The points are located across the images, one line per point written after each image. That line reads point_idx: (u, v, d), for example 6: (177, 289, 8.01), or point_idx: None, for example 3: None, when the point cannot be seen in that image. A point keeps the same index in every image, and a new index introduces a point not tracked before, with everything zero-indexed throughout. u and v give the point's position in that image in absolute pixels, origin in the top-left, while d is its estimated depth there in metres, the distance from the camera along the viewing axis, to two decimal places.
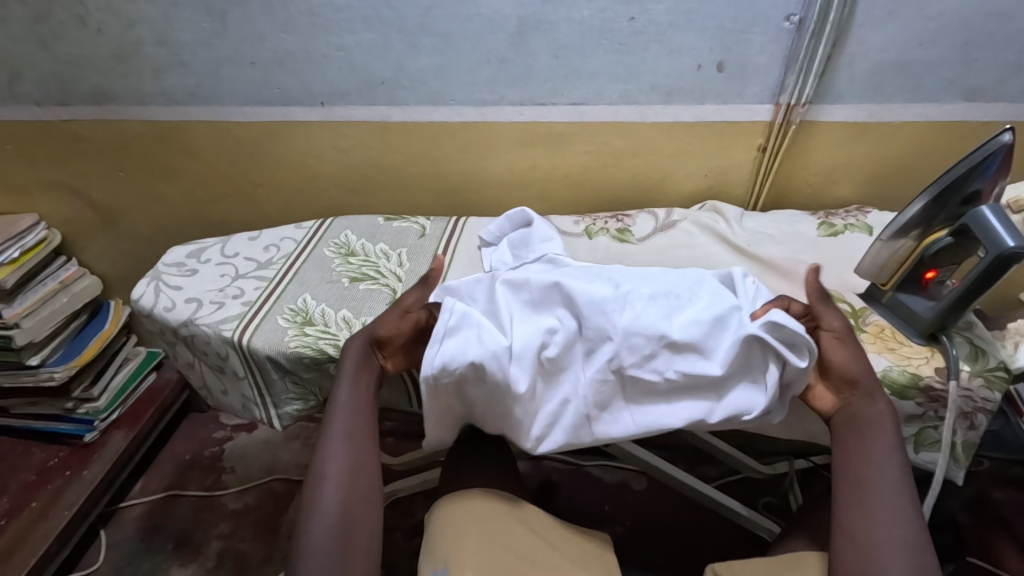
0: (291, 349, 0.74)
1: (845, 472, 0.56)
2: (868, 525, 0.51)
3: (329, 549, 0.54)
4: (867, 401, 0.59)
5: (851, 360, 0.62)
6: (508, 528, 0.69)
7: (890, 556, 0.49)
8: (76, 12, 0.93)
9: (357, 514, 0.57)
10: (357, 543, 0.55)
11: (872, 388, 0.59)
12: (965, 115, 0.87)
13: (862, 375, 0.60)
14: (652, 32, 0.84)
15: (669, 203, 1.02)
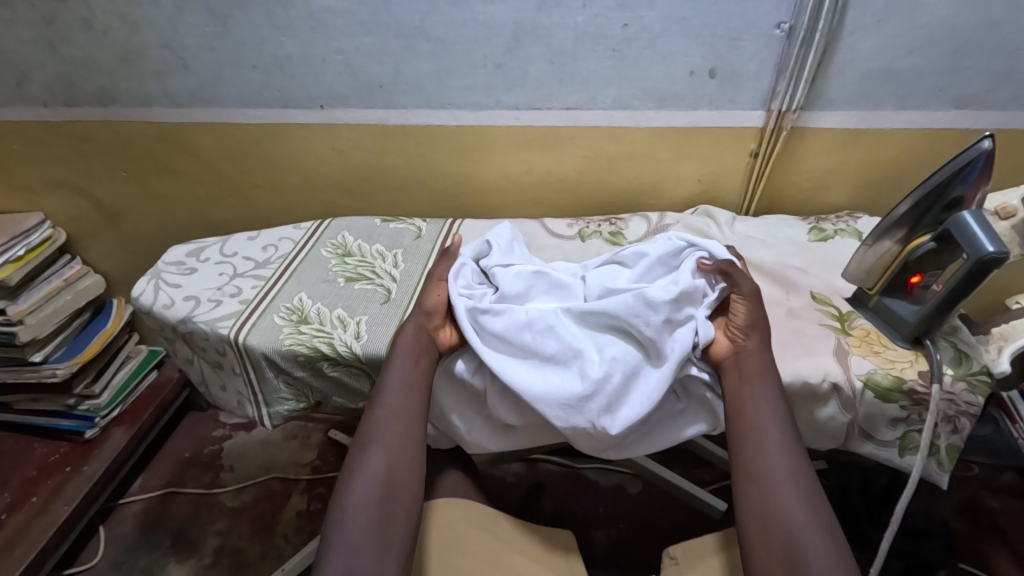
0: (286, 347, 0.76)
1: (735, 418, 0.62)
2: (770, 472, 0.57)
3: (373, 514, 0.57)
4: (749, 354, 0.64)
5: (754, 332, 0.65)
6: (468, 532, 0.69)
7: (784, 495, 0.56)
8: (82, 15, 0.95)
9: (400, 483, 0.60)
10: (398, 507, 0.59)
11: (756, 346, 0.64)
12: (956, 123, 0.88)
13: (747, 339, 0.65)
14: (645, 38, 0.85)
15: (663, 207, 1.04)
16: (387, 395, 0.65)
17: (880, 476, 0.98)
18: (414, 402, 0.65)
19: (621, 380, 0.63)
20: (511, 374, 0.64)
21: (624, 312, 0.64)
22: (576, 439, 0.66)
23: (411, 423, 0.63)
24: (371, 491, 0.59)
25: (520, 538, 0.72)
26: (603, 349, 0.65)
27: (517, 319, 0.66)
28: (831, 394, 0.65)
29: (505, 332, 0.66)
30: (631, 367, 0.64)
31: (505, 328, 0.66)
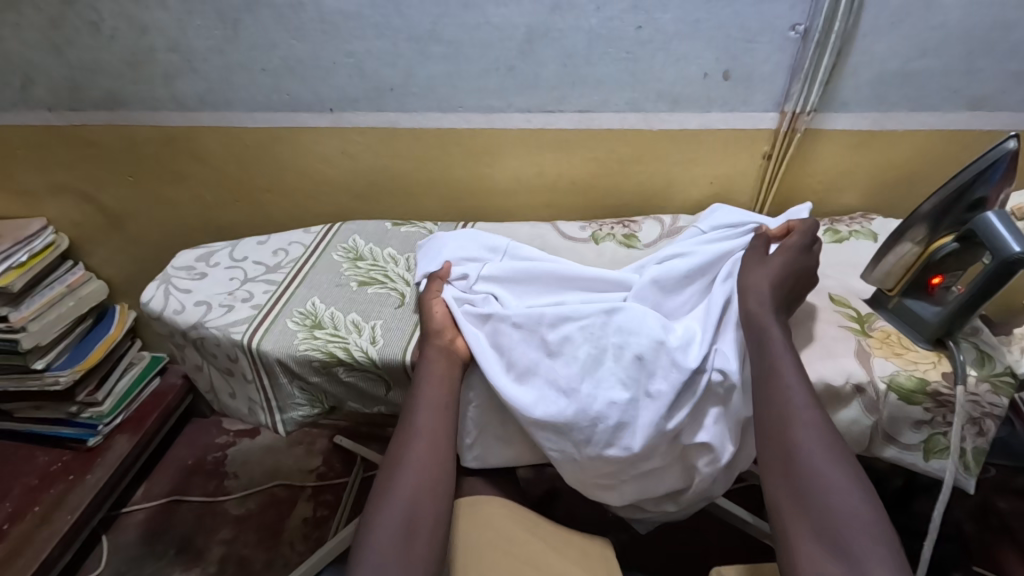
0: (300, 352, 0.75)
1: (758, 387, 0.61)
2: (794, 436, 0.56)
3: (397, 532, 0.56)
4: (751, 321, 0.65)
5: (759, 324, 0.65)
6: (491, 529, 0.68)
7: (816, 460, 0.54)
8: (90, 19, 0.94)
9: (425, 502, 0.59)
10: (424, 526, 0.58)
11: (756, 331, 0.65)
12: (970, 124, 0.88)
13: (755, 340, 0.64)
14: (660, 40, 0.85)
15: (675, 210, 1.03)
16: (421, 416, 0.64)
17: (895, 478, 0.97)
18: (448, 422, 0.64)
19: (613, 426, 0.63)
20: (514, 391, 0.66)
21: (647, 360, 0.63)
22: (564, 469, 0.68)
23: (443, 444, 0.63)
24: (399, 509, 0.58)
25: (555, 537, 0.71)
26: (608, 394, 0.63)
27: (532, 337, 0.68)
28: (854, 396, 0.65)
29: (516, 347, 0.68)
30: (625, 413, 0.63)
31: (518, 342, 0.68)
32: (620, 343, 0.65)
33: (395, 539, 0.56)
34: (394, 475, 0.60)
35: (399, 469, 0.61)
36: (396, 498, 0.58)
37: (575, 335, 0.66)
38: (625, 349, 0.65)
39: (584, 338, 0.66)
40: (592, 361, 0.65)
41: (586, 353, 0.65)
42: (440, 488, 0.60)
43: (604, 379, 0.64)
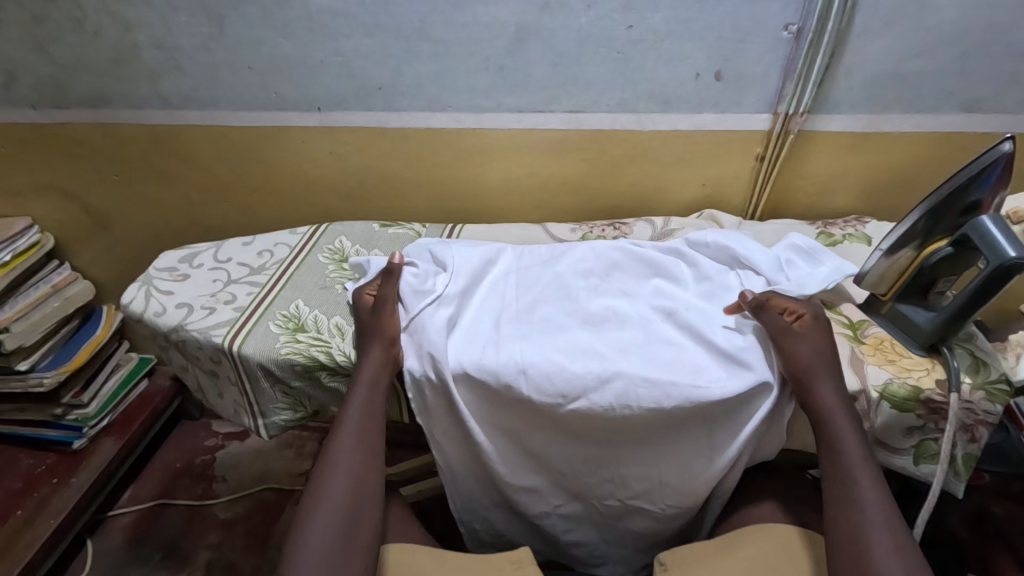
0: (282, 356, 0.73)
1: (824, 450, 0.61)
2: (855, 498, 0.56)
3: (331, 540, 0.59)
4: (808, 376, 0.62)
5: (807, 343, 0.63)
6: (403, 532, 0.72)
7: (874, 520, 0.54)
8: (73, 15, 0.92)
9: (359, 512, 0.62)
10: (359, 537, 0.61)
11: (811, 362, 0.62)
12: (965, 127, 0.87)
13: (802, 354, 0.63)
14: (651, 40, 0.83)
15: (667, 212, 1.02)
16: (350, 418, 0.67)
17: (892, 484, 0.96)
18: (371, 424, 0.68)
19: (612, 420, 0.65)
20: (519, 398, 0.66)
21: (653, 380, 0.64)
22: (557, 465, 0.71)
23: (367, 443, 0.66)
24: (333, 520, 0.60)
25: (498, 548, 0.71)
26: (606, 387, 0.64)
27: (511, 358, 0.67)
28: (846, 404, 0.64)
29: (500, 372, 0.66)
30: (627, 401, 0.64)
31: (500, 367, 0.66)
32: (608, 358, 0.66)
33: (330, 546, 0.58)
34: (322, 481, 0.63)
35: (328, 478, 0.63)
36: (328, 510, 0.61)
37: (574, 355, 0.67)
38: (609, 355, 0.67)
39: (576, 352, 0.68)
40: (574, 360, 0.67)
41: (563, 359, 0.67)
42: (372, 494, 0.64)
43: (603, 364, 0.66)
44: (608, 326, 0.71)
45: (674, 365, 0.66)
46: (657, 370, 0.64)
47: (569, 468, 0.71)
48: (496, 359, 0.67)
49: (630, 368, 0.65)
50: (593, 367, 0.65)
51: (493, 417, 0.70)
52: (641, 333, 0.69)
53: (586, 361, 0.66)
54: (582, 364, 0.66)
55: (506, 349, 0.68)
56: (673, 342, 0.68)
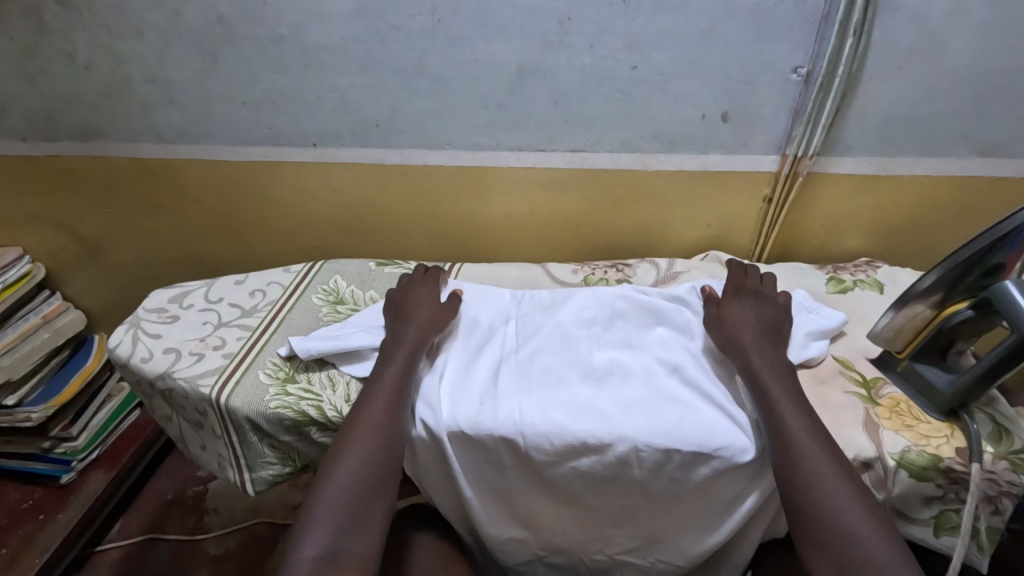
0: (271, 410, 0.69)
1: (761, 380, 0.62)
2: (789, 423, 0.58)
3: (353, 489, 0.58)
4: (731, 327, 0.69)
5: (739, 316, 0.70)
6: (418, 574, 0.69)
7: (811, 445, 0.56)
8: (65, 49, 0.91)
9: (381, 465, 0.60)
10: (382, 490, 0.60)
11: (728, 322, 0.69)
12: (978, 171, 0.85)
13: (730, 321, 0.69)
14: (655, 80, 0.81)
15: (671, 252, 1.00)
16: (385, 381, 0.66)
17: None
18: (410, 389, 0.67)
19: (614, 471, 0.64)
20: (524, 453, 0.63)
21: (644, 435, 0.61)
22: (552, 517, 0.70)
23: (402, 405, 0.65)
24: (358, 470, 0.60)
25: None
26: (609, 449, 0.62)
27: (509, 414, 0.64)
28: (861, 471, 0.60)
29: (498, 431, 0.63)
30: (626, 459, 0.62)
31: (496, 425, 0.63)
32: (611, 415, 0.63)
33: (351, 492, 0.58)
34: (351, 434, 0.62)
35: (358, 430, 0.62)
36: (353, 460, 0.60)
37: (578, 411, 0.64)
38: (614, 413, 0.64)
39: (580, 410, 0.64)
40: (576, 418, 0.63)
41: (565, 416, 0.63)
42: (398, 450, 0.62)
43: (607, 425, 0.62)
44: (615, 380, 0.67)
45: (665, 410, 0.63)
46: (640, 414, 0.63)
47: (566, 522, 0.70)
48: (494, 418, 0.64)
49: (613, 414, 0.64)
50: (596, 428, 0.62)
51: (491, 474, 0.67)
52: (637, 380, 0.67)
53: (587, 419, 0.63)
54: (579, 419, 0.63)
55: (504, 407, 0.65)
56: (670, 387, 0.66)
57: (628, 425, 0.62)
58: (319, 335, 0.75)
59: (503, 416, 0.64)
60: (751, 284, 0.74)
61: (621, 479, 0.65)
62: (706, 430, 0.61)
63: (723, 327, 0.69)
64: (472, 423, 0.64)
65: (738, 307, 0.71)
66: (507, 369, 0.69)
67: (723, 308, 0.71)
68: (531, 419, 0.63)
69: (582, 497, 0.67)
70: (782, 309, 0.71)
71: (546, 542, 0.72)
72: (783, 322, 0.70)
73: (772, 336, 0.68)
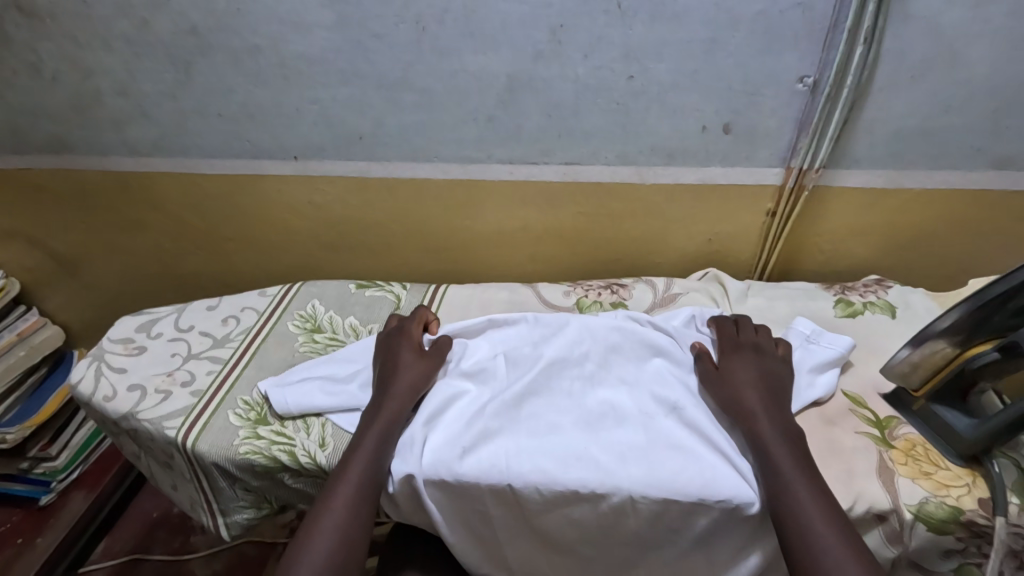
0: (240, 456, 0.65)
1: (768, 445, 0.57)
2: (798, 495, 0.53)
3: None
4: (731, 385, 0.63)
5: (740, 370, 0.65)
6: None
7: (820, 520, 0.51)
8: (27, 59, 0.85)
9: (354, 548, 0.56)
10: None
11: (728, 378, 0.64)
12: (996, 184, 0.80)
13: (730, 376, 0.64)
14: (653, 91, 0.76)
15: (670, 267, 0.95)
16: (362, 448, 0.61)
17: None
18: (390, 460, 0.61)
19: (608, 520, 0.59)
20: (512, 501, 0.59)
21: (641, 488, 0.57)
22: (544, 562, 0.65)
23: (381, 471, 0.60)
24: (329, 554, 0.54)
25: None
26: (603, 499, 0.58)
27: (494, 460, 0.59)
28: (874, 523, 0.56)
29: (480, 478, 0.59)
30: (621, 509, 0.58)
31: (479, 472, 0.59)
32: (603, 463, 0.59)
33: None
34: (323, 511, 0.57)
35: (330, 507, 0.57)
36: (325, 542, 0.55)
37: (568, 455, 0.60)
38: (607, 460, 0.59)
39: (573, 456, 0.60)
40: (566, 464, 0.59)
41: (553, 462, 0.59)
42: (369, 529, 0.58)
43: (601, 474, 0.58)
44: (609, 423, 0.63)
45: (664, 459, 0.58)
46: (638, 463, 0.58)
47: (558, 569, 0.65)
48: (477, 464, 0.59)
49: (607, 462, 0.59)
50: (588, 477, 0.58)
51: (475, 522, 0.63)
52: (632, 425, 0.62)
53: (578, 465, 0.59)
54: (568, 465, 0.59)
55: (488, 452, 0.60)
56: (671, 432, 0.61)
57: (625, 476, 0.58)
58: (289, 379, 0.71)
59: (486, 463, 0.59)
60: (748, 336, 0.69)
61: (615, 529, 0.60)
62: (708, 481, 0.56)
63: (724, 383, 0.64)
64: (452, 470, 0.59)
65: (739, 362, 0.66)
66: (492, 407, 0.65)
67: (723, 367, 0.66)
68: (516, 467, 0.59)
69: (573, 545, 0.63)
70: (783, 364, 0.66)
71: None
72: (784, 374, 0.65)
73: (775, 396, 0.63)
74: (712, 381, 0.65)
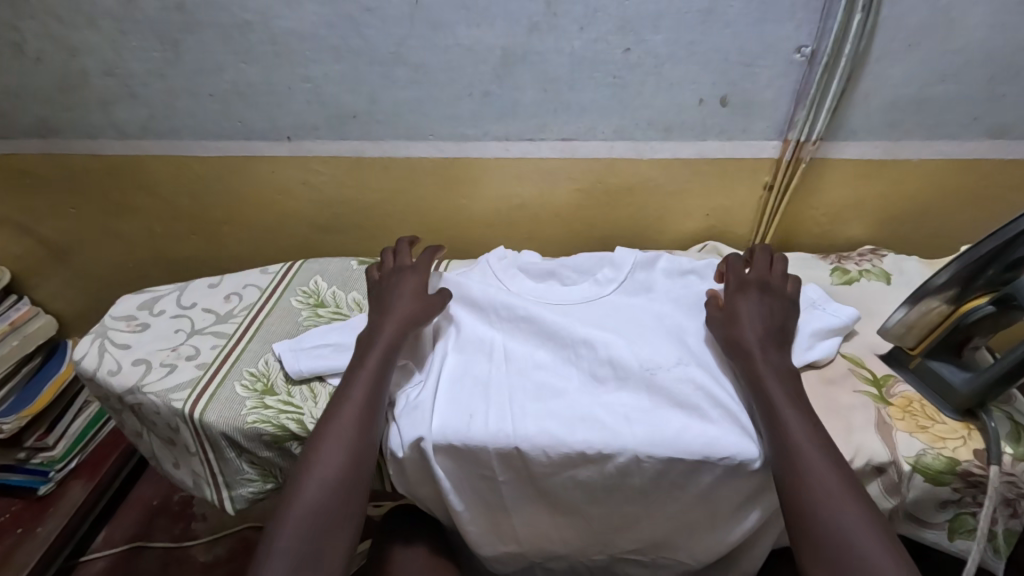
0: (248, 425, 0.66)
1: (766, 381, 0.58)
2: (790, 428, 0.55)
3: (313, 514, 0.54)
4: (735, 326, 0.63)
5: (748, 310, 0.64)
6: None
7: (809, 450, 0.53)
8: (11, 39, 0.84)
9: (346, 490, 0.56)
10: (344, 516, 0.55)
11: (734, 319, 0.64)
12: (988, 154, 0.81)
13: (737, 314, 0.64)
14: (650, 64, 0.76)
15: (667, 242, 0.96)
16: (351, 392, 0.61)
17: None
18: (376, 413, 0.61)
19: (614, 481, 0.61)
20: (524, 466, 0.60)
21: (645, 446, 0.58)
22: (551, 528, 0.66)
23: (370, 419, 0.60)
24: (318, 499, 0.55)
25: None
26: (609, 460, 0.59)
27: (503, 427, 0.60)
28: (874, 475, 0.57)
29: (490, 443, 0.60)
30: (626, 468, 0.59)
31: (488, 438, 0.60)
32: (609, 427, 0.60)
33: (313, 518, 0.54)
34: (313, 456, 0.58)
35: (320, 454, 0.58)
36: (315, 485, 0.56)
37: (576, 421, 0.61)
38: (612, 420, 0.61)
39: (580, 420, 0.61)
40: (573, 428, 0.60)
41: (561, 427, 0.60)
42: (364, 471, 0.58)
43: (606, 436, 0.59)
44: (612, 386, 0.65)
45: (667, 419, 0.60)
46: (643, 424, 0.60)
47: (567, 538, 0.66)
48: (484, 430, 0.60)
49: (612, 421, 0.61)
50: (598, 439, 0.59)
51: (486, 488, 0.64)
52: (634, 388, 0.64)
53: (585, 429, 0.60)
54: (575, 428, 0.60)
55: (496, 419, 0.61)
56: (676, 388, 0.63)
57: (632, 434, 0.59)
58: (304, 343, 0.73)
59: (496, 429, 0.60)
60: (758, 272, 0.68)
61: (622, 491, 0.62)
62: (709, 436, 0.58)
63: (732, 321, 0.64)
64: (461, 437, 0.60)
65: (747, 299, 0.66)
66: (501, 378, 0.66)
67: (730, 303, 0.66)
68: (524, 433, 0.60)
69: (580, 510, 0.64)
70: (789, 302, 0.66)
71: (544, 554, 0.69)
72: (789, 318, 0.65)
73: (779, 338, 0.63)
74: (722, 322, 0.65)
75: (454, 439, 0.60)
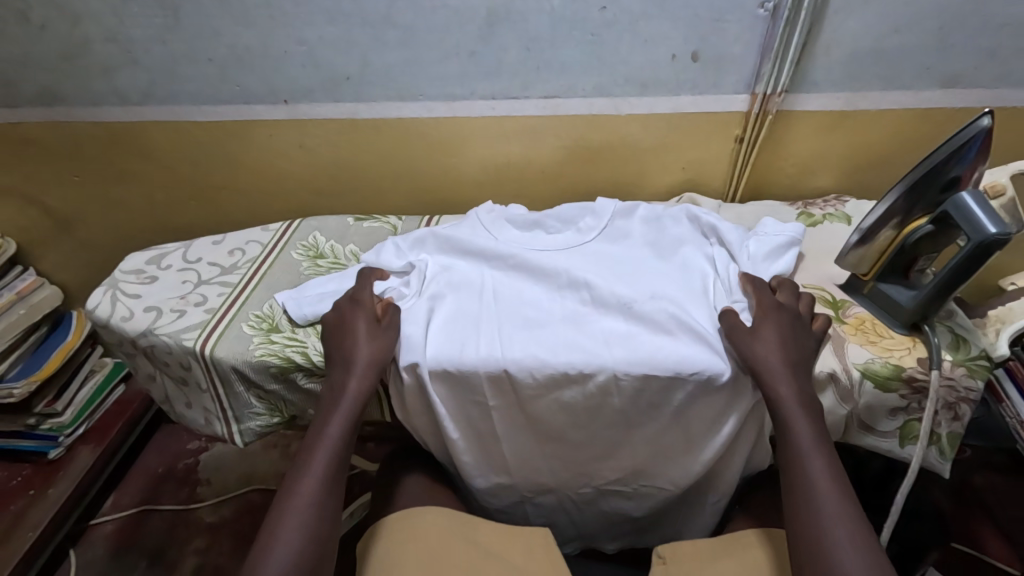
0: (256, 358, 0.71)
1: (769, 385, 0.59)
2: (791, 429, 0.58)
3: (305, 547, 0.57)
4: (759, 344, 0.61)
5: (775, 334, 0.62)
6: (389, 550, 0.67)
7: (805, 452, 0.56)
8: (17, 8, 0.88)
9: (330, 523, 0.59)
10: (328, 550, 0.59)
11: (760, 335, 0.62)
12: (942, 102, 0.87)
13: (762, 329, 0.62)
14: (625, 21, 0.81)
15: (647, 197, 1.01)
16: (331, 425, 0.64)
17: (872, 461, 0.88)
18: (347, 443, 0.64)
19: (595, 400, 0.66)
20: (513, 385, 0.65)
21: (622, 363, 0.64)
22: (539, 449, 0.72)
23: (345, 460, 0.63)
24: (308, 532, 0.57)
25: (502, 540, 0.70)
26: (589, 379, 0.65)
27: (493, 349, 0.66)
28: (828, 384, 0.63)
29: (480, 363, 0.65)
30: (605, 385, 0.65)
31: (478, 359, 0.65)
32: (589, 349, 0.66)
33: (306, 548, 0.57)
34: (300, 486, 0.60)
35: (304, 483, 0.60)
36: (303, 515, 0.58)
37: (560, 344, 0.66)
38: (592, 343, 0.66)
39: (564, 344, 0.66)
40: (557, 350, 0.66)
41: (545, 348, 0.66)
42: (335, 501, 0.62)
43: (587, 356, 0.65)
44: (592, 315, 0.70)
45: (642, 340, 0.66)
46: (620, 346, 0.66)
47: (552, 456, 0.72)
48: (476, 355, 0.65)
49: (592, 344, 0.66)
50: (580, 359, 0.65)
51: (478, 411, 0.69)
52: (613, 315, 0.69)
53: (568, 351, 0.65)
54: (558, 349, 0.66)
55: (486, 343, 0.66)
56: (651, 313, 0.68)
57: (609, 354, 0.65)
58: (307, 293, 0.77)
59: (484, 351, 0.66)
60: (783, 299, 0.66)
61: (603, 410, 0.67)
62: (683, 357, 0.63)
63: (755, 338, 0.62)
64: (453, 359, 0.66)
65: (772, 323, 0.63)
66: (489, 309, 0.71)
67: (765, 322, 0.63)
68: (512, 355, 0.65)
69: (565, 431, 0.69)
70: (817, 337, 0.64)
71: (532, 476, 0.74)
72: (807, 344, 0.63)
73: (800, 362, 0.62)
74: (745, 335, 0.62)
75: (447, 361, 0.66)
